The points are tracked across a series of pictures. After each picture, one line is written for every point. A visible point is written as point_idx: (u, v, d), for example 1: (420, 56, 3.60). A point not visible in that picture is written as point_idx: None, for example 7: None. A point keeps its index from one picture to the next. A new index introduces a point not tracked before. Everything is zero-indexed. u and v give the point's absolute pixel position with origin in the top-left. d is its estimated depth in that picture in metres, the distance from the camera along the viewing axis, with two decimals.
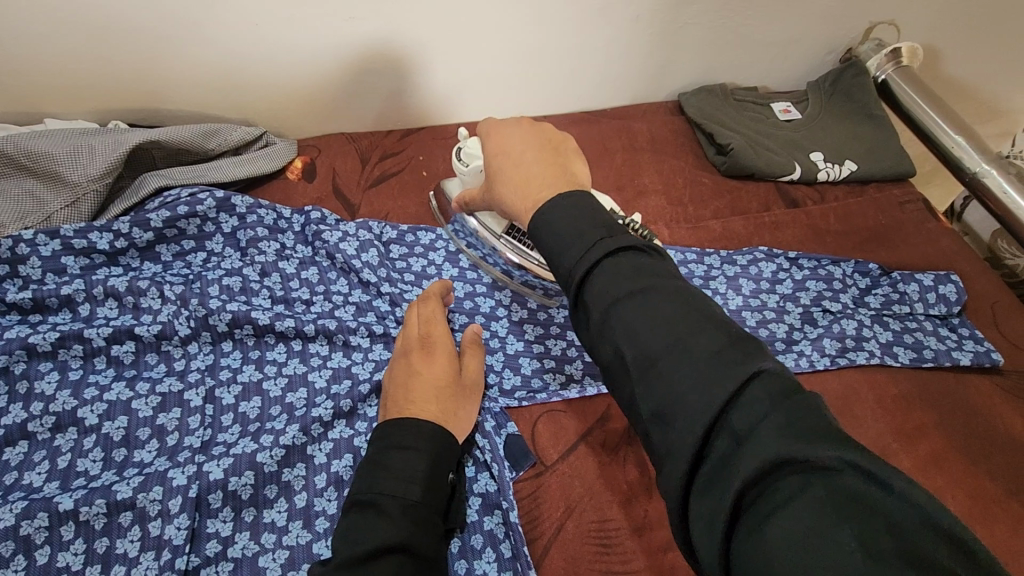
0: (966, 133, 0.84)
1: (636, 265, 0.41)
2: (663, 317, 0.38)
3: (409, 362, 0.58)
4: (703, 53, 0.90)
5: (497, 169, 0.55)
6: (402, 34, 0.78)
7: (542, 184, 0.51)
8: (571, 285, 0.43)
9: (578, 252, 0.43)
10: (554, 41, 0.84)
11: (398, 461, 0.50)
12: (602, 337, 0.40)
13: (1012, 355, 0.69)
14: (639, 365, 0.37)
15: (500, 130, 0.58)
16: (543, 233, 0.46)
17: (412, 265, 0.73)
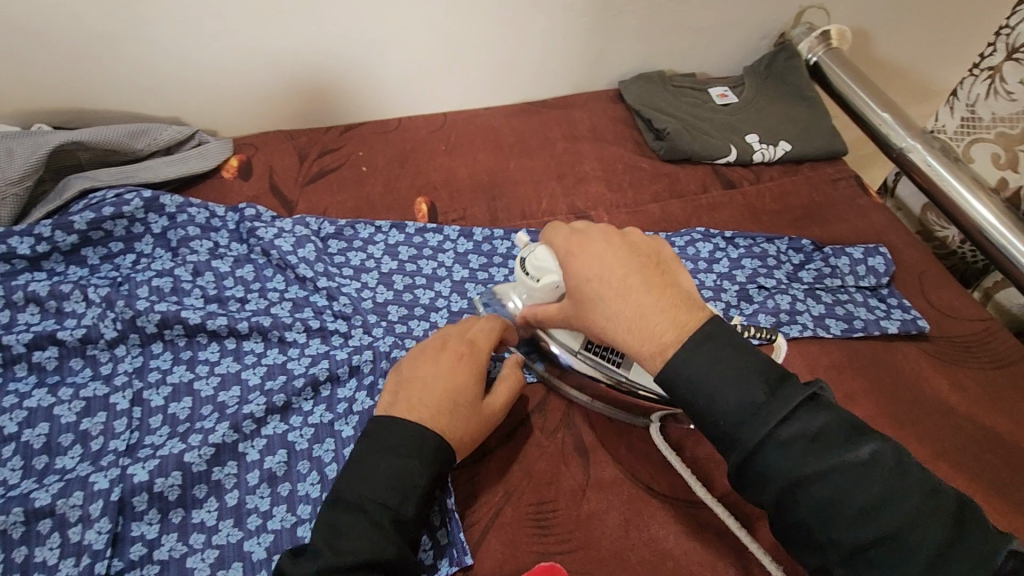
0: (892, 110, 0.85)
1: (814, 430, 0.41)
2: (852, 498, 0.40)
3: (437, 368, 0.54)
4: (639, 41, 0.91)
5: (595, 297, 0.48)
6: (333, 27, 0.78)
7: (662, 325, 0.45)
8: (739, 452, 0.42)
9: (744, 418, 0.42)
10: (489, 32, 0.85)
11: (396, 472, 0.48)
12: (788, 511, 0.41)
13: (940, 321, 0.71)
14: (840, 552, 0.40)
15: (584, 246, 0.50)
16: (689, 390, 0.44)
17: (351, 259, 0.72)
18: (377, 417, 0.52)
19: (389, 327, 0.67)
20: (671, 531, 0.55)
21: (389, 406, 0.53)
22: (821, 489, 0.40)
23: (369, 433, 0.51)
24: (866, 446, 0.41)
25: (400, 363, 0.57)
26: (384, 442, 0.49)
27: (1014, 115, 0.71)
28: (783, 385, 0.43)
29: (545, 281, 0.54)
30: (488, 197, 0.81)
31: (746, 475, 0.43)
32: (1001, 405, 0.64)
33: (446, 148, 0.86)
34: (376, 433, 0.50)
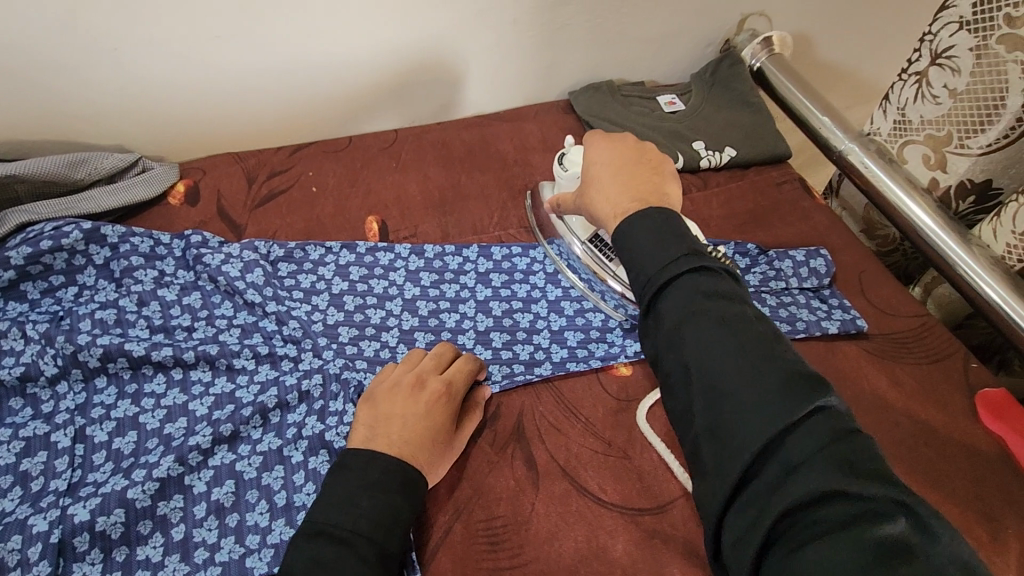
0: (831, 113, 0.87)
1: (712, 283, 0.46)
2: (722, 338, 0.43)
3: (394, 399, 0.58)
4: (586, 52, 0.92)
5: (594, 176, 0.60)
6: (276, 50, 0.78)
7: (630, 199, 0.55)
8: (651, 290, 0.48)
9: (663, 263, 0.48)
10: (435, 49, 0.85)
11: (383, 509, 0.50)
12: (671, 345, 0.45)
13: (879, 320, 0.74)
14: (704, 382, 0.43)
15: (606, 139, 0.62)
16: (624, 246, 0.51)
17: (300, 282, 0.72)
18: (358, 453, 0.53)
19: (339, 349, 0.67)
20: (620, 540, 0.56)
21: (366, 440, 0.55)
22: (700, 326, 0.44)
23: (354, 469, 0.52)
24: (752, 309, 0.46)
25: (372, 391, 0.60)
26: (371, 480, 0.51)
27: (941, 118, 0.73)
28: (706, 254, 0.49)
29: (572, 171, 0.70)
30: (439, 214, 0.81)
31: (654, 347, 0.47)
32: (935, 400, 0.67)
33: (397, 164, 0.86)
34: (360, 471, 0.52)
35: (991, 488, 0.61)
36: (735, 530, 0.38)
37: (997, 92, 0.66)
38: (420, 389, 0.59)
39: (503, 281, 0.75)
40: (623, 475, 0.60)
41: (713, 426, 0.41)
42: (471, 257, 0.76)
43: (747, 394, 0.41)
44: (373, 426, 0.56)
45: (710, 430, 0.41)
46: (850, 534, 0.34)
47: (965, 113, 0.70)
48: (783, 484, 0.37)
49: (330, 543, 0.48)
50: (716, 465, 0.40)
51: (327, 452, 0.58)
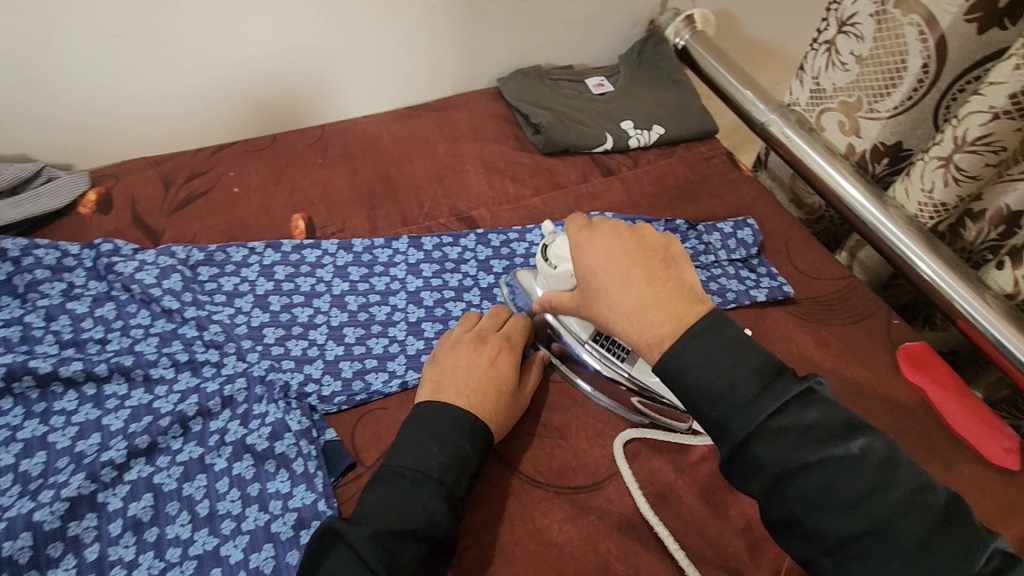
0: (752, 87, 0.89)
1: (804, 424, 0.44)
2: (835, 492, 0.42)
3: (463, 351, 0.61)
4: (511, 38, 0.92)
5: (601, 287, 0.51)
6: (186, 46, 0.76)
7: (662, 318, 0.47)
8: (729, 444, 0.45)
9: (736, 410, 0.45)
10: (355, 39, 0.84)
11: (450, 455, 0.53)
12: (774, 498, 0.44)
13: (805, 285, 0.75)
14: (829, 542, 0.42)
15: (591, 236, 0.52)
16: (689, 389, 0.46)
17: (222, 285, 0.69)
18: (426, 404, 0.56)
19: (264, 350, 0.65)
20: (556, 518, 0.56)
21: (433, 391, 0.58)
22: (809, 481, 0.43)
23: (421, 422, 0.54)
24: (856, 440, 0.44)
25: (436, 353, 0.62)
26: (439, 431, 0.54)
27: (850, 85, 0.75)
28: (777, 378, 0.45)
29: (563, 268, 0.60)
30: (368, 208, 0.80)
31: (746, 489, 0.45)
32: (859, 358, 0.69)
33: (322, 160, 0.84)
34: (432, 419, 0.54)
35: (916, 436, 0.63)
36: None
37: (898, 55, 0.68)
38: (483, 344, 0.62)
39: (434, 271, 0.74)
40: (558, 454, 0.60)
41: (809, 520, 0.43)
42: (401, 249, 0.75)
43: (884, 547, 0.41)
44: (441, 379, 0.59)
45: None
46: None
47: (872, 79, 0.72)
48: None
49: (395, 487, 0.50)
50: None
51: (251, 456, 0.56)
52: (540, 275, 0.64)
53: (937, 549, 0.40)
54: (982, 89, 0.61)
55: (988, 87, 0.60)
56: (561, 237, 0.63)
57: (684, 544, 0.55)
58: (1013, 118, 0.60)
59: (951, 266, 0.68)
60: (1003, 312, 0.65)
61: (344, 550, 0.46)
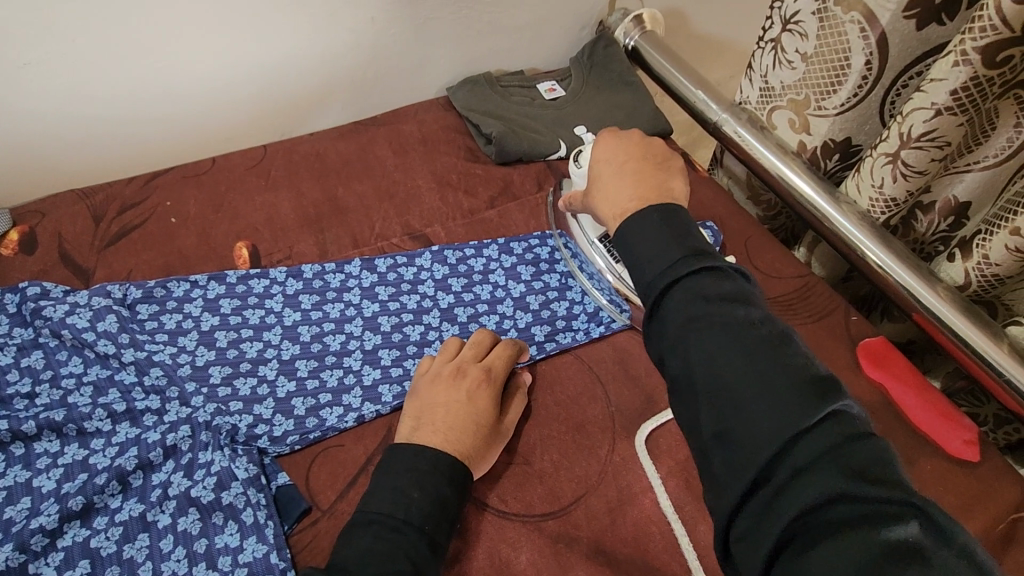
0: (704, 86, 0.88)
1: (716, 286, 0.44)
2: (725, 341, 0.42)
3: (438, 387, 0.59)
4: (458, 45, 0.90)
5: (598, 175, 0.59)
6: (108, 70, 0.72)
7: (632, 196, 0.54)
8: (652, 293, 0.47)
9: (661, 266, 0.47)
10: (291, 53, 0.80)
11: (432, 498, 0.51)
12: (674, 349, 0.44)
13: (766, 286, 0.75)
14: (709, 388, 0.41)
15: (606, 138, 0.61)
16: (626, 246, 0.50)
17: (164, 323, 0.65)
18: (403, 446, 0.54)
19: (210, 393, 0.61)
20: (524, 550, 0.54)
21: (411, 430, 0.57)
22: (707, 328, 0.42)
23: (400, 462, 0.53)
24: (758, 310, 0.44)
25: (415, 387, 0.61)
26: (416, 472, 0.52)
27: (798, 83, 0.75)
28: (706, 254, 0.47)
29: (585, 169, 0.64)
30: (316, 231, 0.76)
31: (655, 351, 0.46)
32: (822, 358, 0.69)
33: (265, 183, 0.80)
34: (410, 461, 0.53)
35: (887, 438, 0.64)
36: (740, 536, 0.37)
37: (841, 53, 0.68)
38: (461, 376, 0.60)
39: (390, 294, 0.71)
40: (526, 481, 0.58)
41: (722, 429, 0.40)
42: (354, 273, 0.72)
43: (773, 419, 0.38)
44: (419, 417, 0.57)
45: (718, 437, 0.40)
46: (839, 512, 0.34)
47: (818, 77, 0.72)
48: (794, 485, 0.35)
49: (377, 535, 0.49)
50: (725, 472, 0.39)
51: (197, 509, 0.53)
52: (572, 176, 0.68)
53: (809, 408, 0.38)
54: (925, 85, 0.60)
55: (929, 84, 0.60)
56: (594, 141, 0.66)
57: (654, 567, 0.54)
58: (956, 114, 0.60)
59: (904, 260, 0.69)
60: (956, 303, 0.66)
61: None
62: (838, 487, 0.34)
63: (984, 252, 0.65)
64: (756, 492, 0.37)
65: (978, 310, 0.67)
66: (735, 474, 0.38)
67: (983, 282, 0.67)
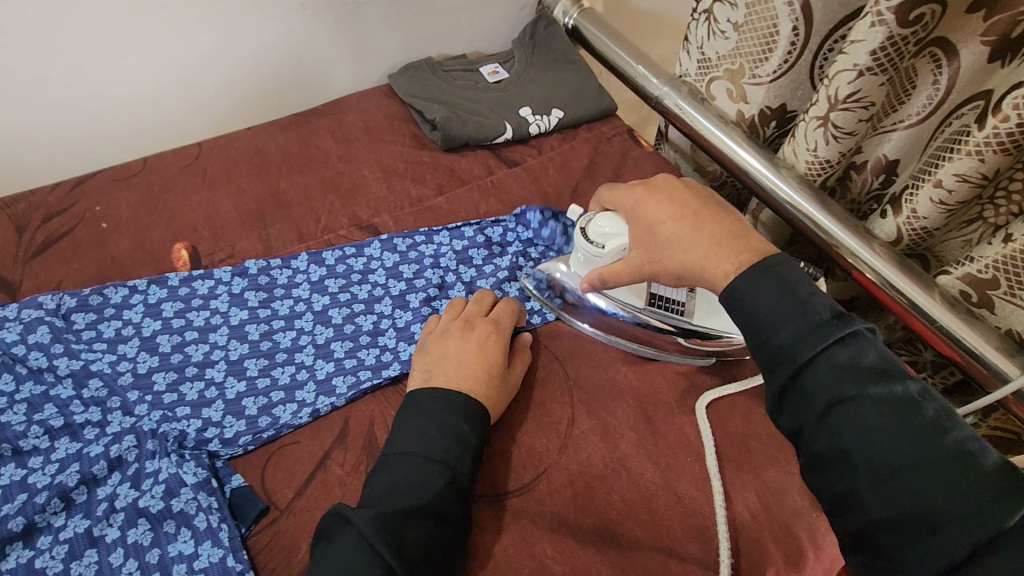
0: (644, 62, 0.89)
1: (862, 357, 0.46)
2: (884, 420, 0.43)
3: (450, 337, 0.61)
4: (397, 30, 0.88)
5: (671, 237, 0.58)
6: (22, 70, 0.68)
7: (732, 248, 0.54)
8: (789, 363, 0.47)
9: (796, 331, 0.48)
10: (222, 45, 0.78)
11: (449, 435, 0.53)
12: (822, 427, 0.45)
13: None
14: (877, 470, 0.43)
15: (648, 196, 0.61)
16: (745, 310, 0.51)
17: (103, 332, 0.62)
18: (424, 394, 0.56)
19: (155, 400, 0.59)
20: (491, 531, 0.54)
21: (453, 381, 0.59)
22: (859, 408, 0.44)
23: (419, 407, 0.55)
24: (914, 384, 0.45)
25: (425, 342, 0.63)
26: (469, 413, 0.55)
27: (731, 52, 0.76)
28: (843, 320, 0.48)
29: (613, 253, 0.63)
30: (259, 227, 0.74)
31: (796, 420, 0.47)
32: None
33: (202, 181, 0.77)
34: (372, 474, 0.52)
35: None
36: None
37: (769, 21, 0.69)
38: (471, 330, 0.62)
39: (340, 286, 0.69)
40: (487, 463, 0.58)
41: (894, 517, 0.42)
42: (301, 268, 0.70)
43: (953, 502, 0.40)
44: (431, 369, 0.59)
45: (890, 519, 0.42)
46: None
47: (750, 46, 0.73)
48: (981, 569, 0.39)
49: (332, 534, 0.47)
50: (901, 555, 0.41)
51: (146, 520, 0.52)
52: (581, 249, 0.65)
53: (988, 490, 0.40)
54: (846, 47, 0.62)
55: (851, 46, 0.62)
56: (606, 216, 0.64)
57: (621, 536, 0.55)
58: (876, 74, 0.62)
59: (844, 222, 0.71)
60: (893, 259, 0.68)
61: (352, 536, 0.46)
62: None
63: (913, 207, 0.68)
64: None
65: (911, 263, 0.70)
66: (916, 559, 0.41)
67: (914, 236, 0.70)
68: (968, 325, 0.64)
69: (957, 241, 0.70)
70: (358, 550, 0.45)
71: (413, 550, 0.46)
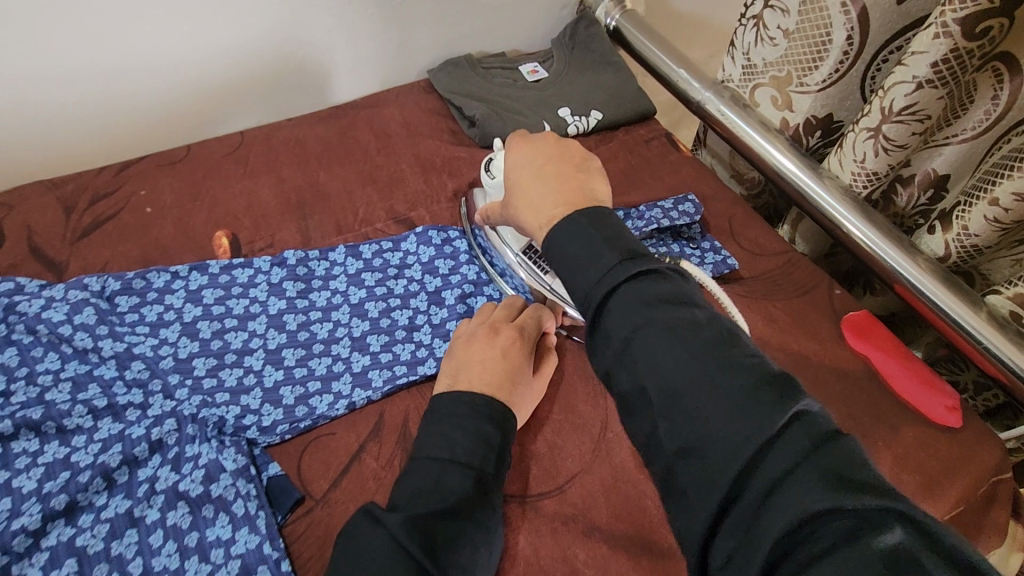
0: (686, 65, 0.88)
1: (654, 289, 0.42)
2: (671, 347, 0.39)
3: (475, 344, 0.60)
4: (438, 26, 0.88)
5: (515, 183, 0.54)
6: (75, 54, 0.69)
7: (557, 202, 0.50)
8: (591, 306, 0.44)
9: (596, 274, 0.44)
10: (267, 35, 0.78)
11: (474, 439, 0.52)
12: (622, 366, 0.42)
13: (751, 263, 0.76)
14: (664, 399, 0.39)
15: (521, 146, 0.56)
16: (555, 257, 0.47)
17: (145, 315, 0.63)
18: (453, 397, 0.55)
19: (195, 384, 0.59)
20: (522, 531, 0.54)
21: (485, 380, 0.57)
22: (648, 339, 0.40)
23: (440, 411, 0.54)
24: (703, 310, 0.42)
25: (452, 348, 0.62)
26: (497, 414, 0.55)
27: (779, 60, 0.75)
28: (641, 256, 0.44)
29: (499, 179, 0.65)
30: (298, 218, 0.75)
31: (601, 361, 0.43)
32: (808, 328, 0.71)
33: (243, 170, 0.78)
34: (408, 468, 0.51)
35: (863, 404, 0.65)
36: (727, 564, 0.33)
37: (823, 28, 0.68)
38: (496, 335, 0.61)
39: (377, 280, 0.69)
40: (520, 463, 0.58)
41: (684, 446, 0.37)
42: (339, 260, 0.70)
43: (723, 410, 0.36)
44: (456, 373, 0.58)
45: (681, 451, 0.37)
46: (847, 560, 0.28)
47: (800, 54, 0.72)
48: (773, 496, 0.32)
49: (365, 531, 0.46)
50: (691, 492, 0.36)
51: (186, 503, 0.52)
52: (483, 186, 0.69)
53: (763, 402, 0.35)
54: (906, 59, 0.61)
55: (911, 57, 0.60)
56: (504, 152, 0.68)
57: (652, 541, 0.55)
58: (936, 87, 0.60)
59: (887, 236, 0.69)
60: (937, 275, 0.67)
61: (382, 535, 0.44)
62: (817, 499, 0.30)
63: (964, 224, 0.66)
64: (740, 537, 0.33)
65: (957, 279, 0.68)
66: (703, 493, 0.35)
67: (963, 252, 0.69)
68: (1016, 346, 0.63)
69: (1008, 261, 0.68)
70: (393, 556, 0.43)
71: (440, 551, 0.45)
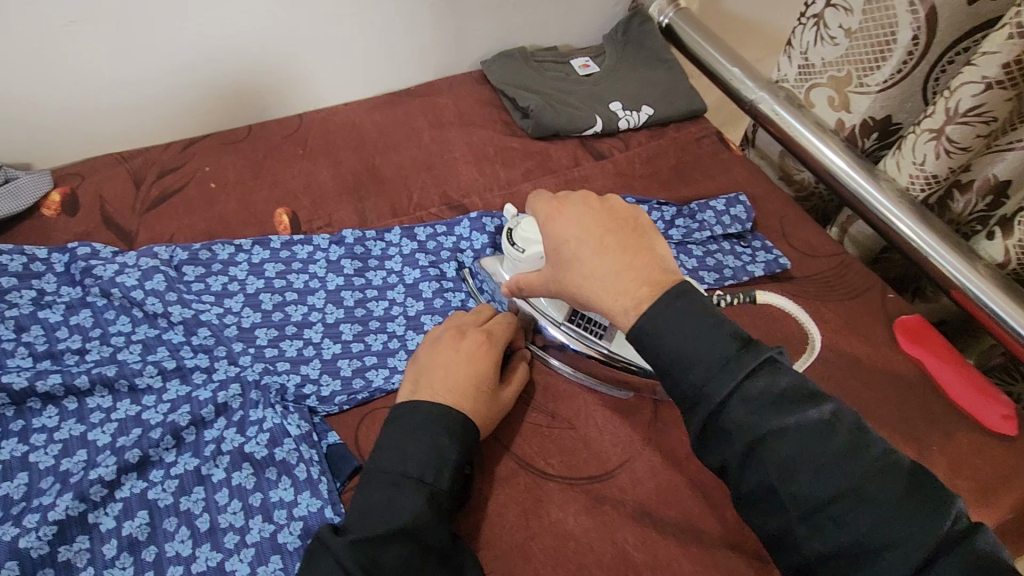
0: (740, 64, 0.88)
1: (777, 386, 0.42)
2: (819, 457, 0.40)
3: (442, 344, 0.58)
4: (494, 18, 0.89)
5: (573, 257, 0.49)
6: (150, 34, 0.72)
7: (635, 280, 0.46)
8: (705, 404, 0.42)
9: (711, 373, 0.42)
10: (330, 22, 0.80)
11: (427, 450, 0.50)
12: (749, 466, 0.41)
13: (803, 262, 0.76)
14: (805, 508, 0.40)
15: (560, 212, 0.51)
16: (654, 348, 0.44)
17: (211, 285, 0.65)
18: (410, 403, 0.52)
19: (257, 353, 0.61)
20: (571, 511, 0.55)
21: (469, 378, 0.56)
22: (788, 444, 0.40)
23: (400, 419, 0.52)
24: (829, 404, 0.42)
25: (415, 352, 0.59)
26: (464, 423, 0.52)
27: (840, 59, 0.75)
28: (750, 343, 0.43)
29: (530, 252, 0.59)
30: (354, 199, 0.77)
31: (720, 460, 0.43)
32: (857, 330, 0.70)
33: (303, 151, 0.80)
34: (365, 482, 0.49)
35: (914, 406, 0.65)
36: None
37: (887, 28, 0.68)
38: (461, 337, 0.58)
39: (430, 262, 0.71)
40: (568, 446, 0.59)
41: (840, 553, 0.39)
42: (394, 241, 0.72)
43: (878, 516, 0.38)
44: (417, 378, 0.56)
45: (836, 555, 0.39)
46: None
47: (861, 53, 0.72)
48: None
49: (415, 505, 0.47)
50: None
51: (250, 464, 0.54)
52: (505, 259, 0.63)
53: (921, 510, 0.38)
54: (975, 59, 0.60)
55: (980, 57, 0.60)
56: (523, 219, 0.62)
57: (703, 528, 0.55)
58: (1005, 88, 0.60)
59: (947, 241, 0.69)
60: (997, 282, 0.66)
61: (332, 563, 0.44)
62: None
63: None
64: None
65: (1018, 287, 0.67)
66: None
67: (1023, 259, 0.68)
68: None
69: None
70: None
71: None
